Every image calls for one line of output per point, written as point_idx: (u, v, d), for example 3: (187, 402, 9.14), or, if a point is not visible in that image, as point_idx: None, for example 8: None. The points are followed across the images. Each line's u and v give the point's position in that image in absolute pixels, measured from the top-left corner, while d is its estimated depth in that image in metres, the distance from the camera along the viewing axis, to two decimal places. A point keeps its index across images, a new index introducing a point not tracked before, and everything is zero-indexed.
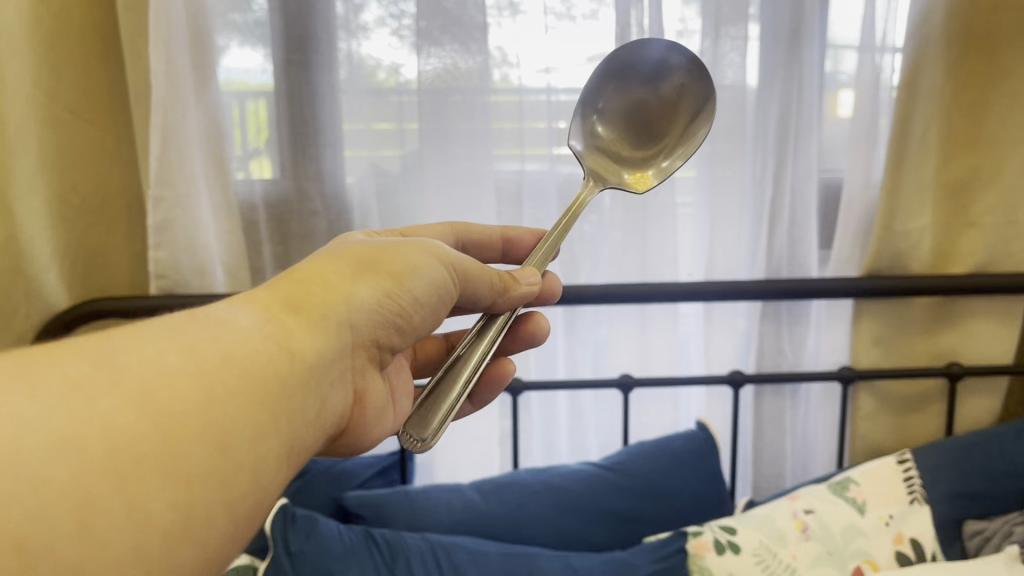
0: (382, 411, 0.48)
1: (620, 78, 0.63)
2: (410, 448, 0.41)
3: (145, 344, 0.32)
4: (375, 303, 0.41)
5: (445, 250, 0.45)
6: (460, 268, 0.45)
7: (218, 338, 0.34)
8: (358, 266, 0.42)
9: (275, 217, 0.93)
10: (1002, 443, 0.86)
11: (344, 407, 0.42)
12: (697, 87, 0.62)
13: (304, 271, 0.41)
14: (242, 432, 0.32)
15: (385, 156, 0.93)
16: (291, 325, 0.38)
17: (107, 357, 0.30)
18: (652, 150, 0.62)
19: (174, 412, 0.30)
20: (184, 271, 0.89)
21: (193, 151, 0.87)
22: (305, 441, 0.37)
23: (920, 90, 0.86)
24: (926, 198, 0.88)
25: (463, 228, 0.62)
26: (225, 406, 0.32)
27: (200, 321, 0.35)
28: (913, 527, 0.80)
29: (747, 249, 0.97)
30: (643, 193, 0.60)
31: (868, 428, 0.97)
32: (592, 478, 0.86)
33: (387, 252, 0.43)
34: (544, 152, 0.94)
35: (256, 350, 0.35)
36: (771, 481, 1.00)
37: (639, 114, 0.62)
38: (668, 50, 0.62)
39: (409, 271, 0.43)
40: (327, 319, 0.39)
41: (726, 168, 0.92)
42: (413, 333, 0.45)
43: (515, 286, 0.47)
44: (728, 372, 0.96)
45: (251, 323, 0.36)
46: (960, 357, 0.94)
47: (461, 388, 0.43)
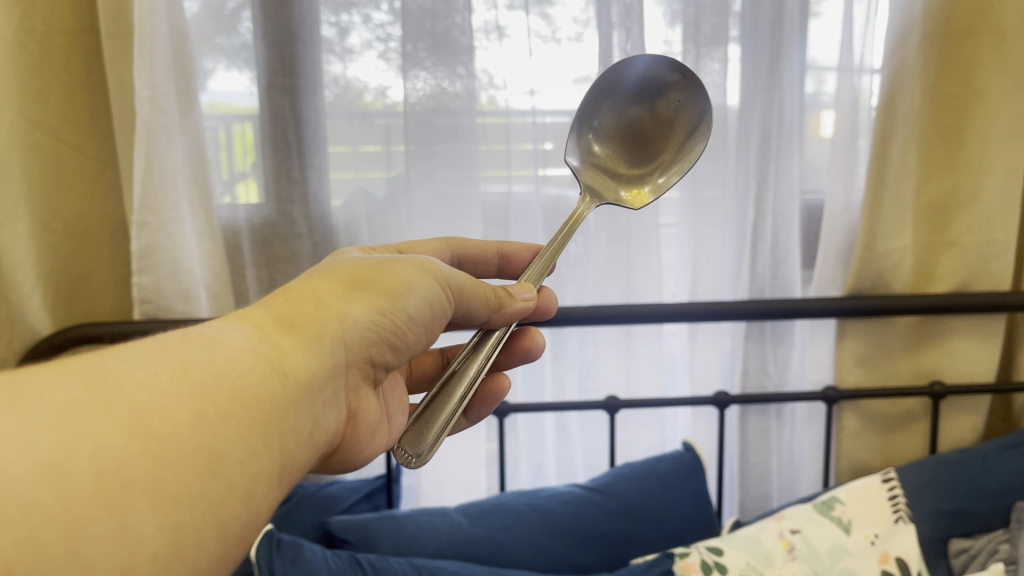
0: (377, 428, 0.48)
1: (614, 95, 0.63)
2: (404, 464, 0.41)
3: (137, 364, 0.32)
4: (369, 321, 0.41)
5: (439, 266, 0.46)
6: (454, 285, 0.45)
7: (211, 358, 0.34)
8: (352, 284, 0.42)
9: (259, 241, 0.93)
10: (986, 461, 0.87)
11: (337, 426, 0.42)
12: (692, 105, 0.62)
13: (296, 290, 0.41)
14: (233, 453, 0.32)
15: (371, 178, 0.93)
16: (284, 344, 0.37)
17: (98, 379, 0.30)
18: (648, 167, 0.63)
19: (165, 434, 0.30)
20: (168, 297, 0.89)
21: (177, 177, 0.87)
22: (297, 460, 0.37)
23: (898, 114, 0.88)
24: (905, 219, 0.89)
25: (458, 242, 0.63)
26: (217, 428, 0.32)
27: (192, 341, 0.35)
28: (899, 545, 0.79)
29: (730, 271, 0.98)
30: (641, 209, 0.60)
31: (852, 447, 0.97)
32: (578, 501, 0.86)
33: (380, 270, 0.43)
34: (530, 173, 0.94)
35: (249, 370, 0.35)
36: (758, 502, 1.00)
37: (634, 131, 0.63)
38: (653, 64, 0.63)
39: (403, 288, 0.43)
40: (321, 337, 0.39)
41: (709, 189, 0.94)
42: (407, 351, 0.45)
43: (510, 302, 0.47)
44: (713, 393, 0.96)
45: (244, 342, 0.36)
46: (942, 376, 0.95)
47: (456, 404, 0.43)
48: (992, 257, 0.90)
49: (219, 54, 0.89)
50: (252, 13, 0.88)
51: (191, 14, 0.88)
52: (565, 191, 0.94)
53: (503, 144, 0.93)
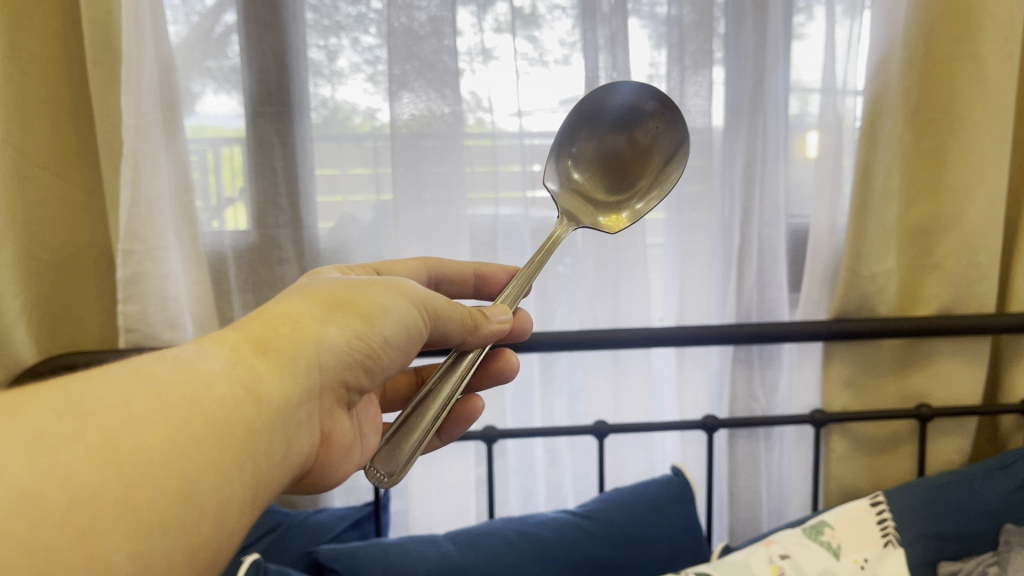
0: (350, 449, 0.48)
1: (593, 122, 0.64)
2: (376, 483, 0.41)
3: (111, 391, 0.32)
4: (345, 344, 0.41)
5: (415, 288, 0.46)
6: (431, 307, 0.45)
7: (185, 382, 0.34)
8: (328, 307, 0.42)
9: (244, 268, 0.93)
10: (973, 484, 0.87)
11: (311, 447, 0.42)
12: (670, 132, 0.63)
13: (273, 312, 0.41)
14: (207, 479, 0.32)
15: (358, 202, 0.94)
16: (259, 367, 0.37)
17: (71, 407, 0.30)
18: (626, 193, 0.63)
19: (137, 459, 0.30)
20: (154, 325, 0.88)
21: (164, 207, 0.87)
22: (269, 484, 0.37)
23: (880, 138, 0.89)
24: (890, 243, 0.90)
25: (436, 263, 0.62)
26: (190, 452, 0.32)
27: (167, 364, 0.35)
28: (889, 569, 0.78)
29: (717, 293, 0.98)
30: (617, 234, 0.60)
31: (841, 470, 0.97)
32: (567, 527, 0.85)
33: (357, 293, 0.43)
34: (519, 196, 0.95)
35: (223, 394, 0.34)
36: (748, 526, 1.00)
37: (613, 159, 0.63)
38: (635, 92, 0.63)
39: (379, 311, 0.43)
40: (295, 360, 0.39)
41: (695, 210, 0.93)
42: (382, 373, 0.45)
43: (485, 323, 0.47)
44: (701, 416, 0.96)
45: (220, 365, 0.36)
46: (928, 398, 0.95)
47: (429, 423, 0.43)
48: (977, 280, 0.91)
49: (208, 78, 0.89)
50: (240, 37, 0.88)
51: (178, 38, 0.88)
52: (552, 213, 0.95)
53: (489, 166, 0.93)
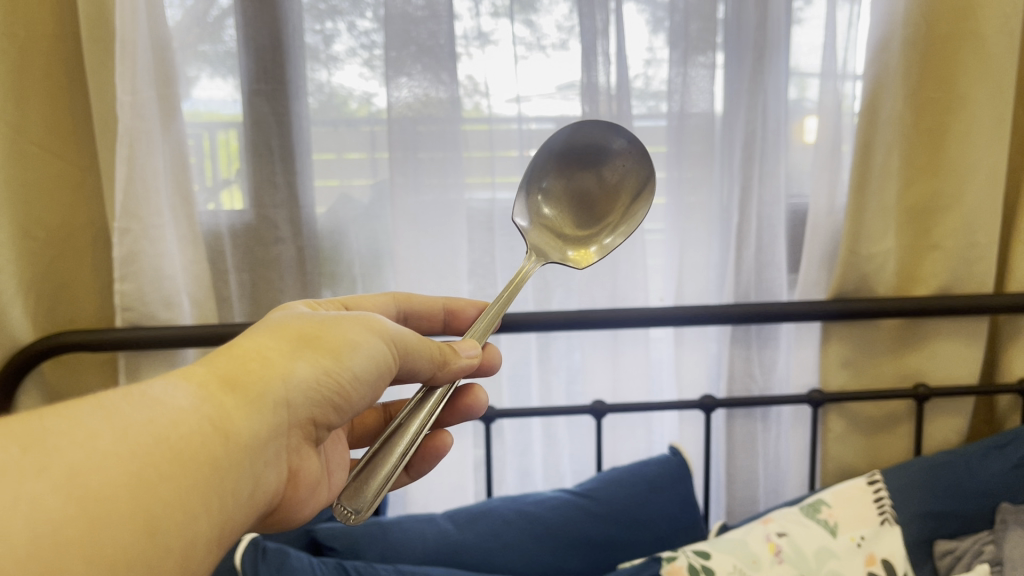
0: (317, 486, 0.48)
1: (563, 159, 0.64)
2: (343, 520, 0.40)
3: (77, 425, 0.32)
4: (314, 381, 0.41)
5: (386, 323, 0.45)
6: (401, 342, 0.45)
7: (153, 419, 0.34)
8: (297, 343, 0.42)
9: (242, 246, 0.93)
10: (970, 462, 0.87)
11: (277, 486, 0.42)
12: (637, 171, 0.63)
13: (243, 346, 0.40)
14: (172, 518, 0.32)
15: (355, 185, 0.93)
16: (228, 405, 0.37)
17: (35, 440, 0.30)
18: (594, 228, 0.62)
19: (101, 498, 0.30)
20: (151, 304, 0.88)
21: (159, 185, 0.86)
22: (236, 521, 0.37)
23: (880, 119, 0.88)
24: (888, 223, 0.90)
25: (405, 297, 0.62)
26: (156, 491, 0.32)
27: (135, 398, 0.35)
28: (884, 547, 0.79)
29: (716, 275, 0.98)
30: (586, 268, 0.59)
31: (838, 450, 0.97)
32: (565, 506, 0.85)
33: (327, 328, 0.43)
34: (515, 180, 0.94)
35: (191, 431, 0.34)
36: (744, 505, 1.00)
37: (581, 196, 0.63)
38: (607, 133, 0.64)
39: (348, 347, 0.42)
40: (265, 397, 0.39)
41: (694, 195, 0.94)
42: (351, 411, 0.44)
43: (454, 358, 0.46)
44: (698, 396, 0.96)
45: (188, 401, 0.36)
46: (927, 378, 0.95)
47: (397, 459, 0.42)
48: (975, 259, 0.91)
49: (202, 62, 0.89)
50: (235, 20, 0.88)
51: (174, 22, 0.87)
52: None
53: (486, 151, 0.93)
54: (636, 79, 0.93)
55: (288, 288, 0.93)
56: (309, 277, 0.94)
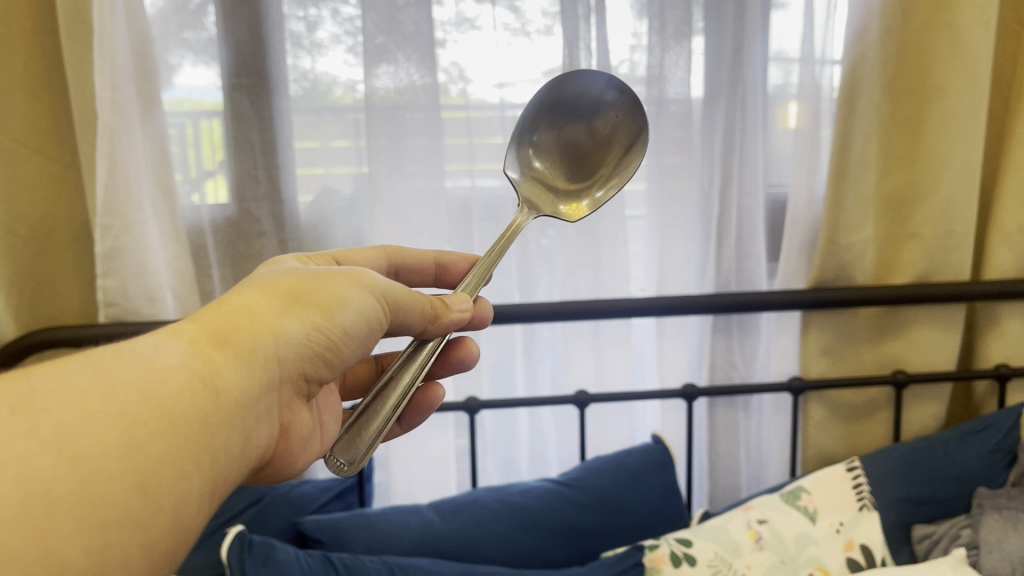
0: (310, 438, 0.48)
1: (556, 110, 0.63)
2: (336, 472, 0.40)
3: (66, 383, 0.32)
4: (305, 337, 0.40)
5: (377, 278, 0.44)
6: (391, 297, 0.44)
7: (142, 376, 0.34)
8: (288, 298, 0.41)
9: (223, 240, 0.92)
10: (948, 447, 0.88)
11: (270, 440, 0.42)
12: (630, 123, 0.63)
13: (233, 302, 0.40)
14: (163, 474, 0.32)
15: (339, 174, 0.93)
16: (218, 361, 0.37)
17: (24, 400, 0.30)
18: (586, 182, 0.62)
19: (91, 456, 0.30)
20: (134, 299, 0.88)
21: (140, 179, 0.86)
22: (228, 476, 0.37)
23: (858, 106, 0.89)
24: (867, 211, 0.91)
25: (397, 251, 0.61)
26: (146, 447, 0.32)
27: (124, 355, 0.35)
28: (863, 533, 0.80)
29: (697, 264, 0.99)
30: (577, 223, 0.59)
31: (819, 436, 0.98)
32: (548, 495, 0.86)
33: (318, 283, 0.42)
34: (500, 167, 0.94)
35: (180, 388, 0.34)
36: (727, 493, 1.02)
37: (573, 148, 0.63)
38: (603, 85, 0.63)
39: (339, 303, 0.42)
40: (255, 353, 0.38)
41: (677, 183, 0.94)
42: (342, 365, 0.44)
43: (446, 313, 0.45)
44: (680, 384, 0.97)
45: (178, 357, 0.35)
46: (905, 365, 0.96)
47: (390, 411, 0.42)
48: (952, 248, 0.92)
49: (185, 49, 0.88)
50: (216, 8, 0.87)
51: (155, 9, 0.87)
52: None
53: (463, 139, 0.93)
54: (622, 65, 0.92)
55: None
56: None
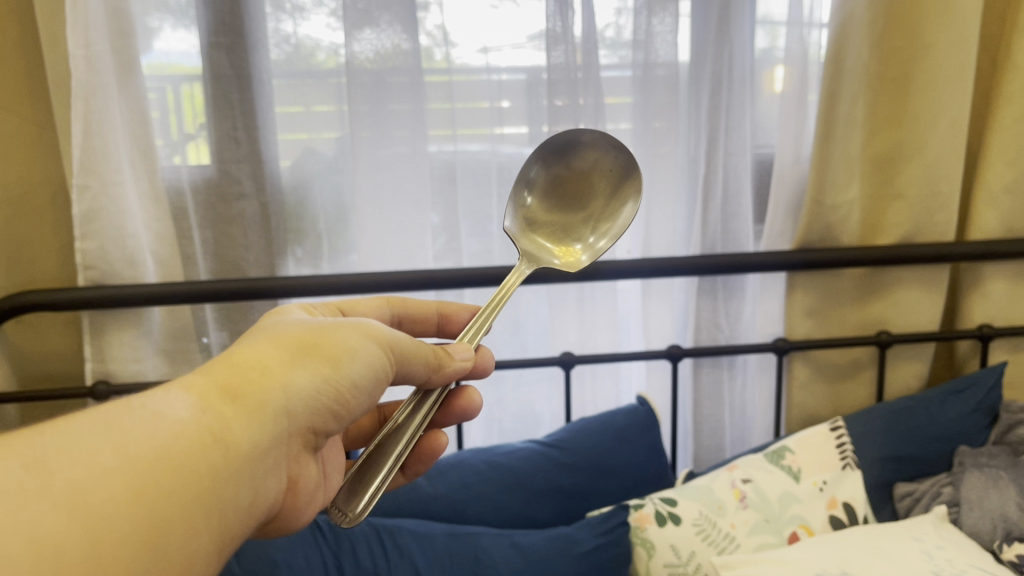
0: (315, 490, 0.47)
1: (548, 166, 0.62)
2: (337, 522, 0.41)
3: (78, 441, 0.31)
4: (313, 389, 0.40)
5: (382, 329, 0.44)
6: (397, 348, 0.44)
7: (153, 432, 0.33)
8: (297, 351, 0.41)
9: (204, 203, 0.91)
10: (930, 408, 0.89)
11: (277, 493, 0.41)
12: (622, 171, 0.61)
13: (242, 355, 0.40)
14: (173, 533, 0.32)
15: (322, 138, 0.92)
16: (229, 415, 0.37)
17: (37, 460, 0.30)
18: (584, 232, 0.60)
19: (103, 514, 0.29)
20: (114, 262, 0.87)
21: (118, 139, 0.84)
22: (236, 531, 0.37)
23: (845, 67, 0.88)
24: (853, 171, 0.90)
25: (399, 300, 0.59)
26: (157, 505, 0.31)
27: (136, 411, 0.34)
28: (845, 491, 0.81)
29: (683, 226, 0.98)
30: (577, 272, 0.57)
31: (803, 398, 0.99)
32: (534, 456, 0.86)
33: (325, 335, 0.42)
34: (485, 132, 0.93)
35: (192, 444, 0.34)
36: (711, 453, 1.02)
37: (569, 202, 0.61)
38: (592, 136, 0.62)
39: (347, 355, 0.42)
40: (264, 406, 0.38)
41: (662, 147, 0.94)
42: (350, 417, 0.43)
43: (448, 361, 0.45)
44: (665, 346, 0.98)
45: (188, 414, 0.35)
46: (890, 325, 0.96)
47: (393, 462, 0.42)
48: (936, 209, 0.92)
49: (165, 13, 0.87)
50: None
51: None
52: (522, 150, 0.94)
53: (446, 103, 0.91)
54: (607, 29, 0.91)
55: (252, 245, 0.92)
56: (275, 232, 0.93)
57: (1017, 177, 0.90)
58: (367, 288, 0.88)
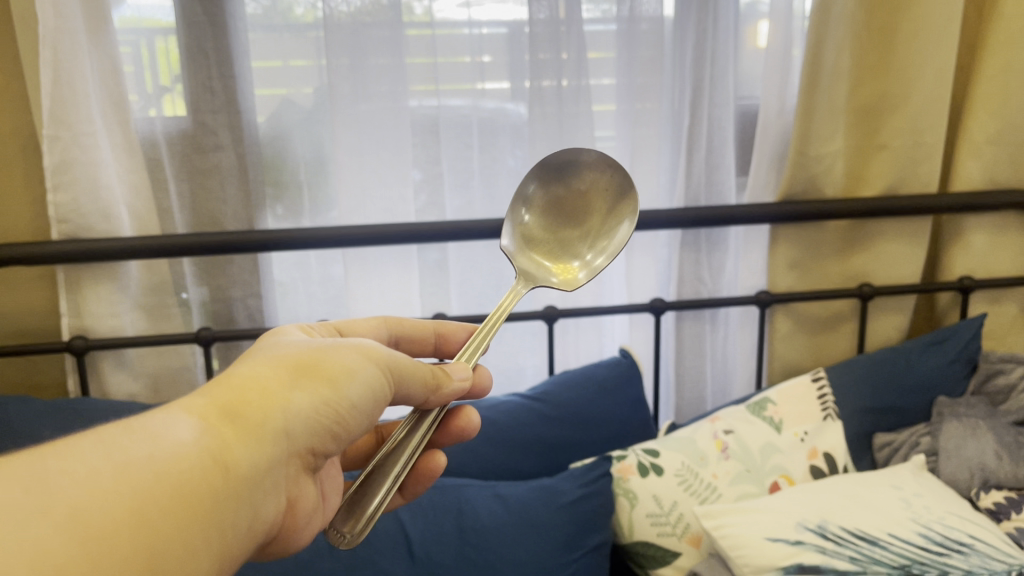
0: (312, 515, 0.44)
1: (544, 189, 0.61)
2: (336, 543, 0.41)
3: (76, 462, 0.28)
4: (312, 410, 0.38)
5: (378, 349, 0.42)
6: (393, 369, 0.42)
7: (155, 452, 0.30)
8: (293, 372, 0.39)
9: (180, 154, 0.89)
10: (910, 359, 0.90)
11: (275, 518, 0.38)
12: (617, 190, 0.60)
13: (240, 375, 0.37)
14: (176, 558, 0.29)
15: (299, 91, 0.90)
16: (231, 436, 0.34)
17: (35, 481, 0.26)
18: (581, 251, 0.59)
19: (108, 536, 0.26)
20: (87, 215, 0.84)
21: (89, 89, 0.82)
22: (234, 559, 0.34)
23: (831, 17, 0.86)
24: (837, 121, 0.89)
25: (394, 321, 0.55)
26: (160, 529, 0.28)
27: (134, 430, 0.31)
28: (827, 441, 0.82)
29: (666, 178, 0.98)
30: (576, 290, 0.55)
31: (784, 349, 0.99)
32: (517, 408, 0.86)
33: (321, 356, 0.40)
34: (467, 87, 0.92)
35: (194, 465, 0.31)
36: (692, 405, 1.03)
37: (566, 222, 0.60)
38: (588, 158, 0.61)
39: (344, 376, 0.40)
40: (266, 427, 0.36)
41: (646, 102, 0.93)
42: (347, 439, 0.41)
43: (447, 382, 0.43)
44: (648, 300, 0.98)
45: (189, 434, 0.32)
46: (871, 278, 0.97)
47: (392, 481, 0.41)
48: (920, 160, 0.91)
49: None
50: None
51: None
52: (503, 104, 0.93)
53: (427, 58, 0.90)
54: None
55: (229, 197, 0.90)
56: (252, 184, 0.91)
57: (1001, 128, 0.90)
58: (349, 240, 0.87)
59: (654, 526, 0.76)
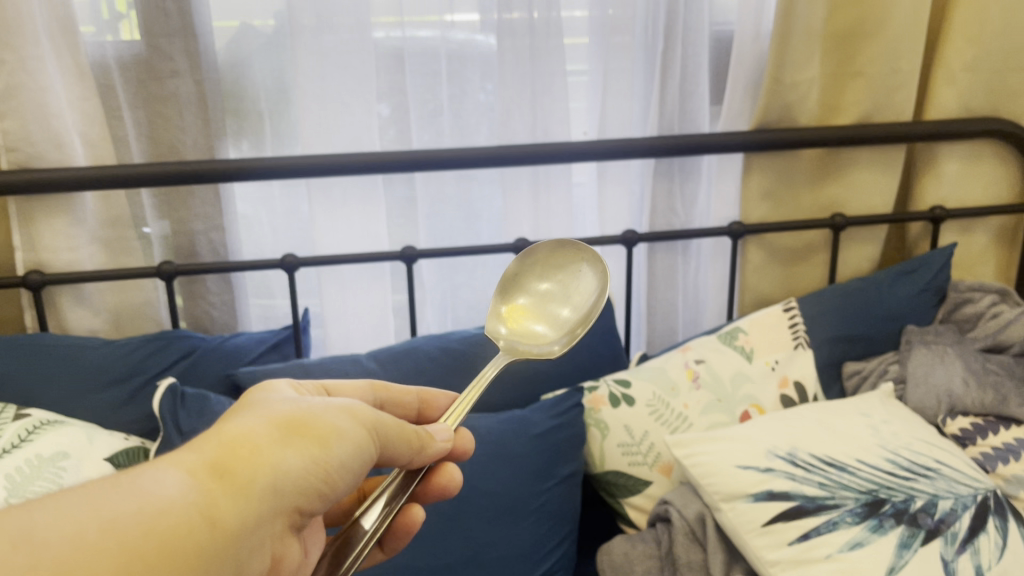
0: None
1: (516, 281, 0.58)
2: None
3: (57, 521, 0.26)
4: (307, 469, 0.33)
5: (368, 409, 0.37)
6: (386, 427, 0.37)
7: (142, 508, 0.27)
8: (285, 427, 0.34)
9: (134, 78, 0.86)
10: (881, 288, 0.90)
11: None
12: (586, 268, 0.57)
13: (227, 431, 0.32)
14: None
15: (257, 16, 0.87)
16: (217, 495, 0.30)
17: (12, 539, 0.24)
18: (564, 326, 0.55)
19: None
20: (37, 144, 0.80)
21: (33, 9, 0.78)
22: None
23: None
24: (814, 48, 0.88)
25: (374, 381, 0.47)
26: None
27: (120, 485, 0.28)
28: (796, 370, 0.83)
29: (640, 107, 0.96)
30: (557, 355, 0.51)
31: (756, 281, 0.98)
32: (488, 341, 0.86)
33: (317, 413, 0.35)
34: (434, 19, 0.89)
35: (183, 524, 0.28)
36: (664, 337, 1.03)
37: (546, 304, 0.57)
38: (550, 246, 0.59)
39: (339, 435, 0.35)
40: (253, 487, 0.31)
41: (620, 36, 0.91)
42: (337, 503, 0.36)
43: (431, 444, 0.39)
44: (621, 231, 0.96)
45: (177, 489, 0.29)
46: (843, 207, 0.96)
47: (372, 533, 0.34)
48: (894, 87, 0.91)
49: None
50: None
51: None
52: (472, 37, 0.90)
53: None
54: None
55: (188, 126, 0.87)
56: (212, 112, 0.87)
57: (978, 55, 0.89)
58: (313, 171, 0.84)
59: (626, 456, 0.76)
